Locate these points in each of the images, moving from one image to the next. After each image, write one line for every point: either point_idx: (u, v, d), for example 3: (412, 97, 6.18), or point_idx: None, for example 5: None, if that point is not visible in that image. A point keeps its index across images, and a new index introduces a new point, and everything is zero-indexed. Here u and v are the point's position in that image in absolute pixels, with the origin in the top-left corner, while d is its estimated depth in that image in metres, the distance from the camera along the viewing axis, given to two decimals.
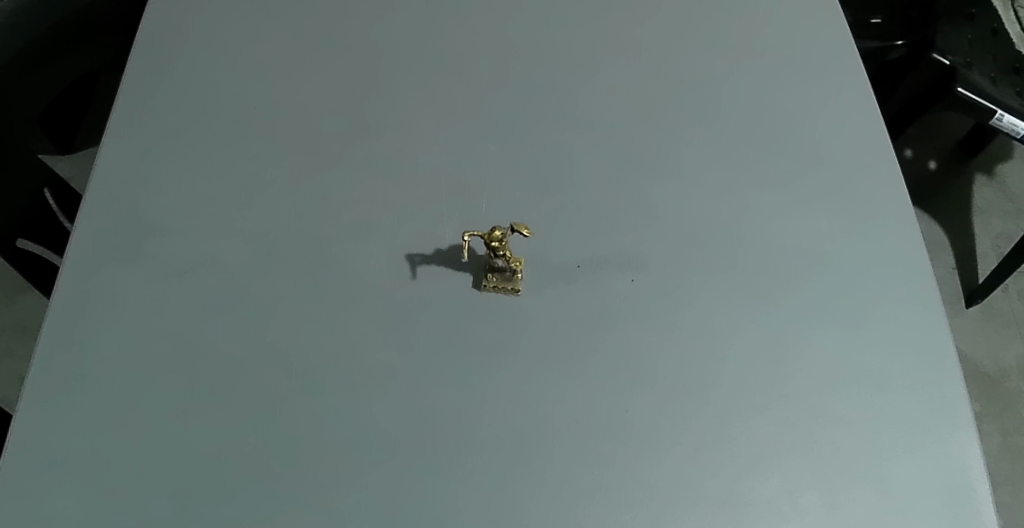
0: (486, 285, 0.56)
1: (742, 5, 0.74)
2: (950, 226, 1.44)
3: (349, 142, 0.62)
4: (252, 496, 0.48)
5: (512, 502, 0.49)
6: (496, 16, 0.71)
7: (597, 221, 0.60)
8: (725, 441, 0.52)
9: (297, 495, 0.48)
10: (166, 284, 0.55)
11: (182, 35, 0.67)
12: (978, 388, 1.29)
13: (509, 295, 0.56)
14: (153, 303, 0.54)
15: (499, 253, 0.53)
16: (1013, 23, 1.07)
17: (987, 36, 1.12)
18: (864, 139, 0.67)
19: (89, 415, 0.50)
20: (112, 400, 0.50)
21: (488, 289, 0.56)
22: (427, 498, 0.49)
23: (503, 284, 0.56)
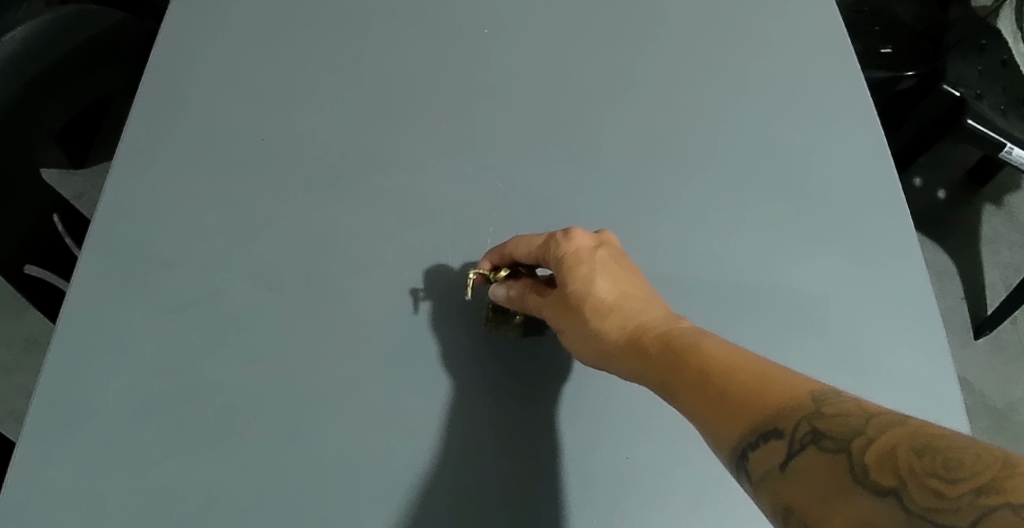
0: (489, 324, 0.57)
1: (750, 40, 0.75)
2: (959, 258, 1.43)
3: (356, 174, 0.63)
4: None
5: None
6: (505, 49, 0.72)
7: None
8: (728, 488, 0.53)
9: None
10: (173, 317, 0.55)
11: (195, 64, 0.68)
12: (986, 421, 1.27)
13: (510, 335, 0.57)
14: (158, 336, 0.54)
15: (497, 282, 0.56)
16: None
17: (998, 67, 1.15)
18: (868, 179, 0.67)
19: (92, 450, 0.50)
20: (117, 435, 0.51)
21: (491, 328, 0.57)
22: None
23: (505, 325, 0.57)
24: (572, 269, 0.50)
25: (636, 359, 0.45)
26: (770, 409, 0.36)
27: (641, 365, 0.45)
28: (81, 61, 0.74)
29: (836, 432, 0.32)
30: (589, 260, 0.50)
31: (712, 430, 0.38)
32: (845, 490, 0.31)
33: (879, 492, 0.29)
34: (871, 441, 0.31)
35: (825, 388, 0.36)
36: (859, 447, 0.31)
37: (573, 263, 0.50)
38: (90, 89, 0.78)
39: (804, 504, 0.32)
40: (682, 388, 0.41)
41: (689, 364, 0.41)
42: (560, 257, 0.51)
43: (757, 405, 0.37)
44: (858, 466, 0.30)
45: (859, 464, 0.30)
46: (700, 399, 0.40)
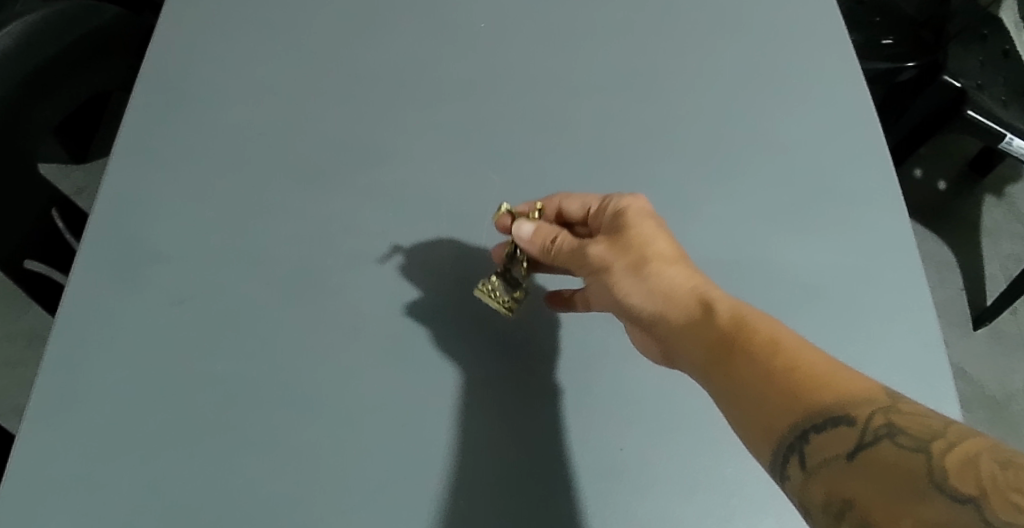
0: (484, 284, 0.57)
1: (743, 34, 0.76)
2: (958, 249, 1.43)
3: (353, 167, 0.64)
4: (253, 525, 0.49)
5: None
6: (501, 43, 0.73)
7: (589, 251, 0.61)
8: (721, 481, 0.52)
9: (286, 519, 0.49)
10: (175, 309, 0.56)
11: (198, 63, 0.69)
12: (985, 411, 1.27)
13: (499, 306, 0.57)
14: (159, 329, 0.55)
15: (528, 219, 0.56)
16: None
17: (999, 57, 1.16)
18: (861, 170, 0.68)
19: (93, 441, 0.51)
20: (117, 425, 0.51)
21: (482, 290, 0.57)
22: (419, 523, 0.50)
23: (499, 293, 0.57)
24: (638, 225, 0.52)
25: (693, 322, 0.46)
26: (842, 393, 0.37)
27: (699, 328, 0.45)
28: (79, 57, 0.75)
29: (913, 430, 0.33)
30: (653, 221, 0.52)
31: (775, 399, 0.39)
32: (915, 484, 0.31)
33: (956, 498, 0.29)
34: (951, 445, 0.31)
35: (897, 391, 0.37)
36: (938, 448, 0.31)
37: (638, 220, 0.52)
38: (90, 85, 0.79)
39: (862, 494, 0.32)
40: (745, 354, 0.42)
41: (755, 336, 0.42)
42: (627, 213, 0.53)
43: (829, 386, 0.38)
44: (937, 468, 0.30)
45: (936, 463, 0.31)
46: (763, 368, 0.40)
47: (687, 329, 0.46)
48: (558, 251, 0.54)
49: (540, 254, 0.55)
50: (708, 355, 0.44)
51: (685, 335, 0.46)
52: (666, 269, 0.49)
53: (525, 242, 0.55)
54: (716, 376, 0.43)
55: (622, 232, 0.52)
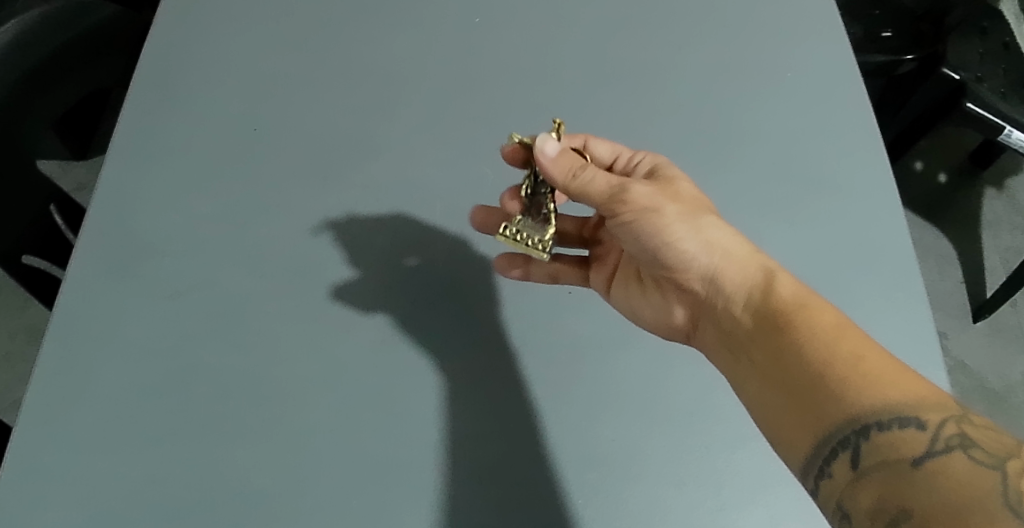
0: (513, 227, 0.55)
1: (739, 29, 0.76)
2: (957, 241, 1.44)
3: (348, 162, 0.65)
4: (247, 514, 0.50)
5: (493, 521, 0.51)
6: (496, 38, 0.73)
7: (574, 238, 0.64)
8: (711, 472, 0.53)
9: (280, 507, 0.50)
10: (175, 303, 0.57)
11: (198, 59, 0.70)
12: (984, 403, 1.27)
13: (535, 250, 0.55)
14: (160, 322, 0.56)
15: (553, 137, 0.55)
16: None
17: (999, 50, 1.14)
18: (855, 162, 0.68)
19: (93, 432, 0.52)
20: (117, 416, 0.53)
21: (512, 235, 0.55)
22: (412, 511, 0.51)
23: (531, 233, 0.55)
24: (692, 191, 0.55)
25: (758, 302, 0.49)
26: (912, 393, 0.41)
27: (765, 298, 0.49)
28: (80, 53, 0.76)
29: (987, 444, 0.37)
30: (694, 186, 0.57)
31: (843, 381, 0.43)
32: (989, 498, 0.34)
33: None
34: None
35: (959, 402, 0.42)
36: (1014, 468, 0.36)
37: (688, 184, 0.56)
38: (91, 82, 0.79)
39: (932, 494, 0.36)
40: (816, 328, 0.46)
41: (827, 318, 0.46)
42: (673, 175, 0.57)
43: (899, 384, 0.42)
44: (1012, 490, 0.34)
45: (1012, 483, 0.35)
46: (834, 343, 0.45)
47: (749, 298, 0.50)
48: (583, 177, 0.53)
49: (558, 175, 0.54)
50: (766, 321, 0.48)
51: (745, 303, 0.50)
52: (727, 237, 0.52)
53: (548, 161, 0.54)
54: (777, 341, 0.47)
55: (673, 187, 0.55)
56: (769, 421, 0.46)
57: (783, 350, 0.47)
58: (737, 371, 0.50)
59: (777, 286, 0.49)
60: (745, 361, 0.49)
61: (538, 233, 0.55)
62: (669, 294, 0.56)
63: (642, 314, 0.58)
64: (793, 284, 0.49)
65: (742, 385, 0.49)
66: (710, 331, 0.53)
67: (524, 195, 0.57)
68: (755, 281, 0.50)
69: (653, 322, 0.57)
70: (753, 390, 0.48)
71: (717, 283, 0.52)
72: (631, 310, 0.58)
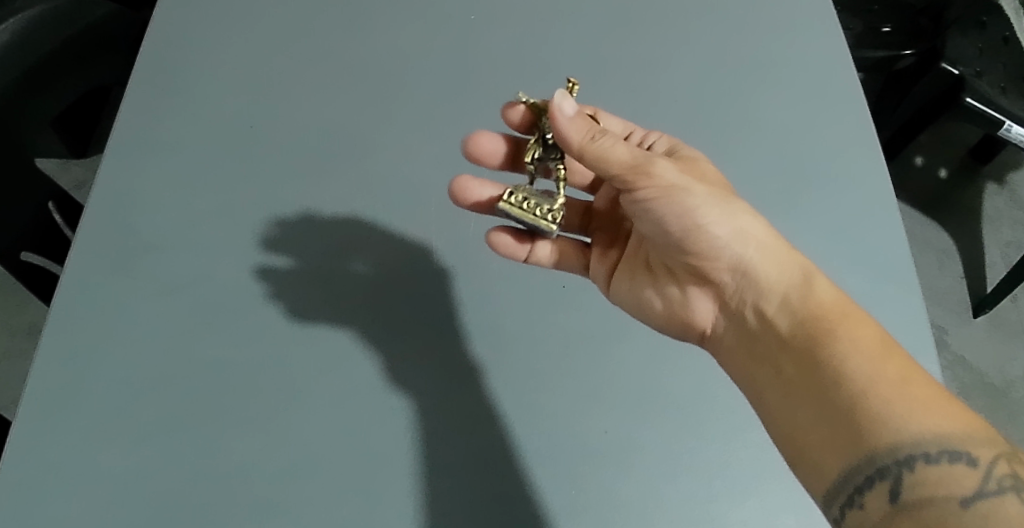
0: (519, 195, 0.56)
1: (734, 22, 0.77)
2: (958, 236, 1.44)
3: (344, 160, 0.68)
4: (249, 505, 0.52)
5: (483, 509, 0.52)
6: (489, 40, 0.75)
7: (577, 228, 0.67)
8: (705, 463, 0.54)
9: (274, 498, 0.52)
10: (181, 301, 0.59)
11: (205, 66, 0.73)
12: (983, 398, 1.27)
13: (541, 221, 0.55)
14: (167, 319, 0.59)
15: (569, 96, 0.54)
16: None
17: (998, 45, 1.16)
18: (851, 153, 0.69)
19: (102, 425, 0.54)
20: (125, 410, 0.55)
21: (516, 206, 0.55)
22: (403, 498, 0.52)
23: (539, 201, 0.56)
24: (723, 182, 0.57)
25: (802, 309, 0.51)
26: (960, 423, 0.42)
27: (805, 302, 0.51)
28: (80, 50, 0.76)
29: None
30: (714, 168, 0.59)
31: (892, 397, 0.44)
32: None
33: None
34: None
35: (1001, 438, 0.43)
36: None
37: (713, 172, 0.57)
38: (91, 81, 0.80)
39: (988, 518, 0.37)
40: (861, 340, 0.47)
41: (872, 334, 0.48)
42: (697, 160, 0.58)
43: (948, 412, 0.43)
44: None
45: None
46: (879, 359, 0.46)
47: (787, 301, 0.52)
48: (598, 141, 0.53)
49: (576, 134, 0.53)
50: (806, 327, 0.50)
51: (783, 305, 0.52)
52: (769, 237, 0.54)
53: (565, 119, 0.52)
54: (818, 348, 0.48)
55: (704, 175, 0.56)
56: (798, 424, 0.47)
57: (824, 355, 0.48)
58: (769, 373, 0.51)
59: (821, 294, 0.51)
60: (779, 362, 0.50)
61: (546, 203, 0.56)
62: (689, 288, 0.58)
63: (654, 304, 0.59)
64: (838, 295, 0.51)
65: (772, 385, 0.50)
66: (734, 328, 0.55)
67: (532, 162, 0.59)
68: (798, 285, 0.52)
69: (663, 312, 0.58)
70: (785, 391, 0.49)
71: (750, 282, 0.53)
72: (638, 298, 0.60)
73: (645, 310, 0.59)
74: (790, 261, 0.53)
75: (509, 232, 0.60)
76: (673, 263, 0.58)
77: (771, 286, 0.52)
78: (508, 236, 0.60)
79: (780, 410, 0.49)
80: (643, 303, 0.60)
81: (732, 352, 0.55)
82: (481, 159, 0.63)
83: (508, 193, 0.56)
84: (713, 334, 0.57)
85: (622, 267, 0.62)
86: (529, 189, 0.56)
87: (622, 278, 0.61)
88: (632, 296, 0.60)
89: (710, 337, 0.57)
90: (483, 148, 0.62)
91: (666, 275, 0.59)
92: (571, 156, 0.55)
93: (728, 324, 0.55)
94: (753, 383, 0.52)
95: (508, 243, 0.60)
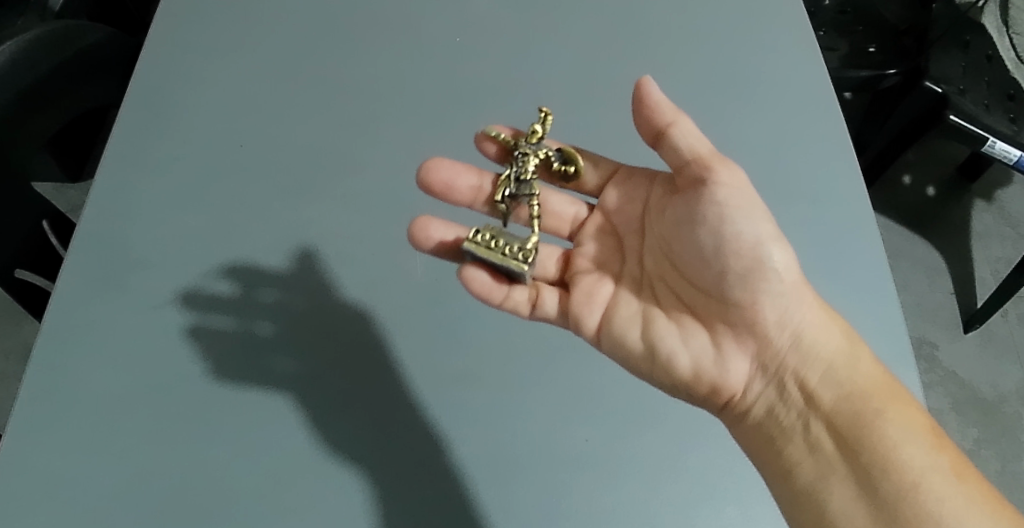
0: (484, 235, 0.58)
1: (715, 41, 0.79)
2: (945, 252, 1.45)
3: (331, 178, 0.70)
4: (243, 515, 0.54)
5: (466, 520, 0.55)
6: (476, 61, 0.77)
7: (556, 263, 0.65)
8: (684, 471, 0.56)
9: (262, 509, 0.55)
10: (176, 318, 0.62)
11: (200, 89, 0.75)
12: (973, 413, 1.28)
13: (512, 262, 0.56)
14: (165, 338, 0.61)
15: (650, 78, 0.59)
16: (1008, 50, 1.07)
17: (982, 61, 1.16)
18: (826, 171, 0.71)
19: (105, 440, 0.57)
20: (121, 423, 0.57)
21: (483, 248, 0.57)
22: (388, 509, 0.55)
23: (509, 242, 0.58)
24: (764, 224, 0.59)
25: (853, 383, 0.53)
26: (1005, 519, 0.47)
27: (852, 378, 0.53)
28: (77, 74, 0.79)
29: None
30: None
31: (948, 494, 0.47)
32: None
33: None
34: None
35: None
36: None
37: None
38: (87, 102, 0.83)
39: None
40: (910, 426, 0.50)
41: (918, 419, 0.51)
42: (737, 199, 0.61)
43: (993, 506, 0.48)
44: None
45: None
46: (924, 448, 0.50)
47: (831, 372, 0.54)
48: (682, 118, 0.56)
49: (665, 107, 0.56)
50: (851, 404, 0.53)
51: (828, 379, 0.54)
52: (820, 302, 0.56)
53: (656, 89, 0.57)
54: (863, 428, 0.51)
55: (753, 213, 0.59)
56: (837, 506, 0.49)
57: (875, 438, 0.50)
58: (805, 444, 0.53)
59: (868, 373, 0.54)
60: (820, 435, 0.52)
61: (515, 242, 0.57)
62: (723, 345, 0.57)
63: (679, 360, 0.56)
64: (882, 375, 0.54)
65: (809, 459, 0.52)
66: (770, 393, 0.56)
67: (503, 200, 0.62)
68: (844, 356, 0.55)
69: (690, 370, 0.56)
70: (825, 466, 0.51)
71: (798, 347, 0.55)
72: (654, 350, 0.57)
73: (667, 367, 0.57)
74: (835, 329, 0.55)
75: (484, 269, 0.58)
76: (703, 310, 0.58)
77: (818, 356, 0.54)
78: (483, 274, 0.57)
79: (814, 485, 0.51)
80: (664, 358, 0.57)
81: (764, 421, 0.55)
82: (450, 193, 0.63)
83: (474, 232, 0.58)
84: (741, 400, 0.56)
85: (618, 320, 0.59)
86: (498, 229, 0.58)
87: (631, 327, 0.58)
88: (646, 347, 0.57)
89: (736, 403, 0.56)
90: (446, 185, 0.63)
91: (691, 325, 0.58)
92: (650, 131, 0.57)
93: (763, 387, 0.56)
94: (782, 457, 0.53)
95: (483, 281, 0.57)
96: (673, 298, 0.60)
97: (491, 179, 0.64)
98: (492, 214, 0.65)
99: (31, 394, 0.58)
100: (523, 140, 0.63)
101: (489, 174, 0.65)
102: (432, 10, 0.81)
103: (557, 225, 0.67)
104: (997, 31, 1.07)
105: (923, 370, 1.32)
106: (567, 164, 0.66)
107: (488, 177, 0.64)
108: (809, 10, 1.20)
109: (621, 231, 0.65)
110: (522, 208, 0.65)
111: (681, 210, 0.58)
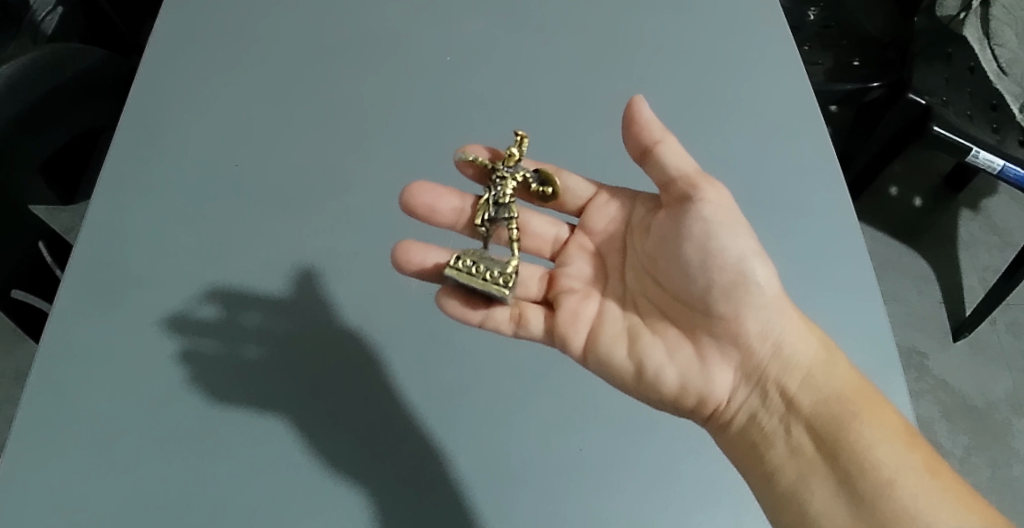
0: (466, 259, 0.58)
1: (701, 56, 0.81)
2: (933, 262, 1.47)
3: (326, 194, 0.71)
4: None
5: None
6: (467, 79, 0.79)
7: (534, 282, 0.65)
8: (673, 472, 0.57)
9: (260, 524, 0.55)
10: (173, 334, 0.62)
11: (194, 111, 0.76)
12: (964, 421, 1.29)
13: (495, 289, 0.56)
14: (164, 357, 0.61)
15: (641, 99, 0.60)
16: (989, 62, 1.07)
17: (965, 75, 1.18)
18: (811, 183, 0.73)
19: (103, 461, 0.57)
20: (119, 440, 0.58)
21: (461, 276, 0.57)
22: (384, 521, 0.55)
23: (490, 266, 0.58)
24: None
25: (832, 391, 0.54)
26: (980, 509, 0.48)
27: (829, 383, 0.55)
28: (73, 95, 0.80)
29: None
30: None
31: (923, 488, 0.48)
32: None
33: None
34: None
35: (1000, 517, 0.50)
36: None
37: None
38: (82, 123, 0.84)
39: None
40: (885, 426, 0.51)
41: (893, 420, 0.52)
42: None
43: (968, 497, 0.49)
44: None
45: None
46: (899, 446, 0.50)
47: (809, 379, 0.55)
48: (668, 137, 0.58)
49: (655, 126, 0.58)
50: (829, 408, 0.54)
51: (807, 385, 0.55)
52: (798, 312, 0.58)
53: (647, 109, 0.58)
54: (842, 430, 0.52)
55: None
56: (817, 503, 0.50)
57: (852, 438, 0.51)
58: (787, 448, 0.54)
59: (844, 378, 0.55)
60: (801, 439, 0.54)
61: (495, 267, 0.58)
62: (707, 357, 0.58)
63: (666, 374, 0.57)
64: (858, 380, 0.55)
65: (789, 461, 0.53)
66: (753, 401, 0.57)
67: (482, 223, 0.63)
68: (820, 364, 0.56)
69: (676, 383, 0.57)
70: (806, 467, 0.52)
71: (778, 357, 0.56)
72: (639, 363, 0.58)
73: (654, 382, 0.57)
74: (812, 338, 0.57)
75: (456, 294, 0.59)
76: (687, 323, 0.59)
77: (796, 364, 0.56)
78: (454, 298, 0.59)
79: (795, 486, 0.52)
80: (651, 373, 0.57)
81: (747, 428, 0.56)
82: (427, 217, 0.64)
83: (455, 259, 0.58)
84: (724, 409, 0.57)
85: (603, 335, 0.60)
86: (478, 254, 0.58)
87: (616, 345, 0.59)
88: (632, 362, 0.58)
89: (722, 412, 0.57)
90: (429, 208, 0.63)
91: (675, 337, 0.59)
92: (638, 151, 0.59)
93: (746, 395, 0.57)
94: (765, 461, 0.54)
95: (456, 305, 0.59)
96: (656, 312, 0.61)
97: (472, 201, 0.65)
98: (473, 236, 0.66)
99: (30, 416, 0.58)
100: (501, 163, 0.64)
101: (470, 196, 0.65)
102: (423, 31, 0.82)
103: (537, 246, 0.67)
104: (979, 43, 1.08)
105: (913, 378, 1.33)
106: (545, 185, 0.66)
107: (470, 199, 0.65)
108: (793, 26, 1.23)
109: (604, 250, 0.66)
110: (502, 231, 0.66)
111: (666, 225, 0.59)
